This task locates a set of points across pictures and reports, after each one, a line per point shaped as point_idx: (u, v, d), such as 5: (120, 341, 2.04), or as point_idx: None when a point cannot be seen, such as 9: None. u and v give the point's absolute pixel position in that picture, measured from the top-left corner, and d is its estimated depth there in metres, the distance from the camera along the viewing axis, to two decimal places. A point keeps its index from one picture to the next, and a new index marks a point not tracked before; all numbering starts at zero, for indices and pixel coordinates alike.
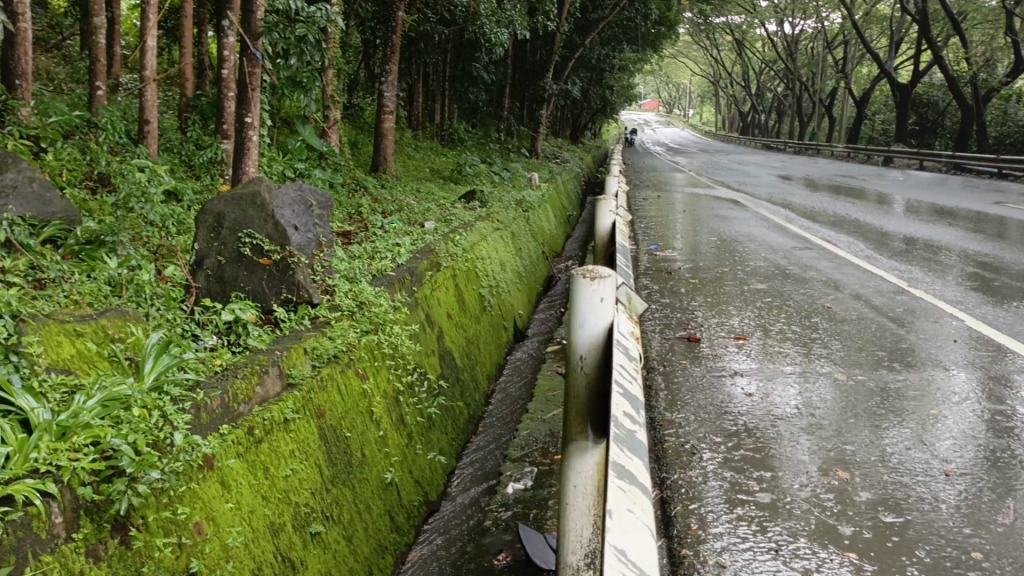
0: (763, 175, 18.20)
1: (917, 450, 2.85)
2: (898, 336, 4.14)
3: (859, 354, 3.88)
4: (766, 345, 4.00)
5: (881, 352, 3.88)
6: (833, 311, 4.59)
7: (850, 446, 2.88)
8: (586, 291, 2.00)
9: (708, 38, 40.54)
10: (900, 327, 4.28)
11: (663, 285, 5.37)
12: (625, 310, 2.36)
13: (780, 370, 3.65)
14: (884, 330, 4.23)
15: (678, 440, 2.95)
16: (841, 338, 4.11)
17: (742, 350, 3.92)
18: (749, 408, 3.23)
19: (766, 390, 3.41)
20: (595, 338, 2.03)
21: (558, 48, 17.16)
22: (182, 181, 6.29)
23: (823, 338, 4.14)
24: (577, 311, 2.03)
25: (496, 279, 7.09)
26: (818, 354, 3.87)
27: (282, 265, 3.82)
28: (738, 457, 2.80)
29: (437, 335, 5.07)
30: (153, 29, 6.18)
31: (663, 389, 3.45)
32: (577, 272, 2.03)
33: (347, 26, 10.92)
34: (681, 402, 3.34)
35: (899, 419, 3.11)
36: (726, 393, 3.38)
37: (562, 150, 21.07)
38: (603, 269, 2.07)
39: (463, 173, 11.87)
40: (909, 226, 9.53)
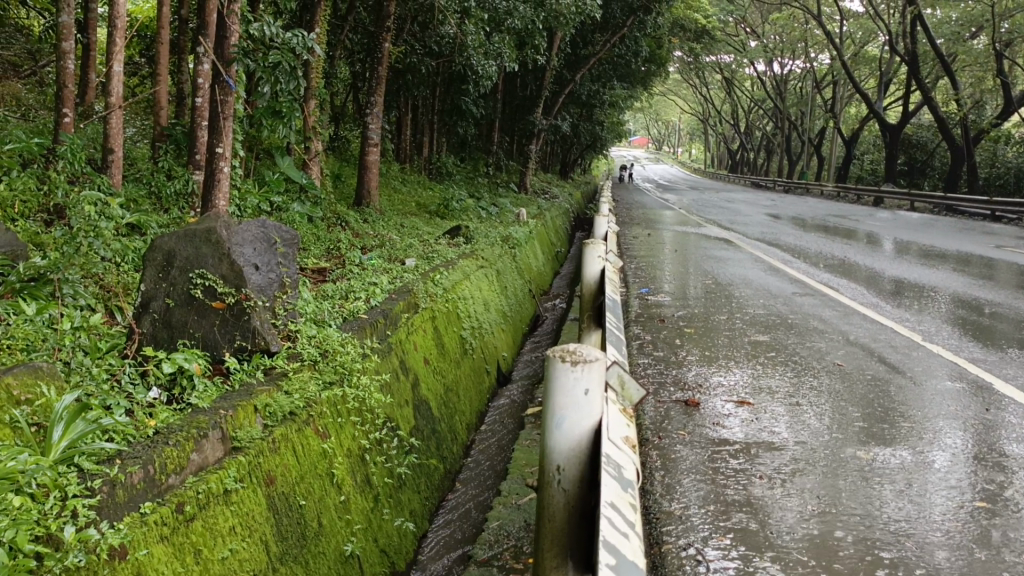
0: (754, 214, 18.01)
1: (974, 561, 2.39)
2: (918, 402, 3.78)
3: (878, 422, 3.52)
4: (771, 411, 3.65)
5: (903, 423, 3.51)
6: (844, 370, 4.26)
7: (886, 553, 2.42)
8: (565, 379, 1.94)
9: (698, 77, 40.82)
10: (918, 391, 3.93)
11: (656, 334, 5.04)
12: (618, 403, 2.26)
13: (790, 441, 3.29)
14: (901, 394, 3.89)
15: (679, 541, 2.51)
16: (855, 402, 3.77)
17: (746, 417, 3.56)
18: (759, 492, 2.83)
19: (778, 467, 3.03)
20: (578, 437, 1.97)
21: (548, 83, 17.02)
22: (146, 212, 5.92)
23: (833, 401, 3.79)
24: (556, 405, 1.97)
25: (480, 320, 6.76)
26: (831, 422, 3.51)
27: (236, 309, 3.45)
28: (751, 566, 2.35)
29: (413, 384, 4.72)
30: (120, 54, 5.90)
31: (659, 468, 3.06)
32: (555, 356, 1.95)
33: (332, 56, 10.68)
34: (681, 484, 2.94)
35: (945, 516, 2.67)
36: (729, 472, 2.99)
37: (552, 186, 20.88)
38: (587, 350, 1.99)
39: (450, 208, 11.58)
40: (906, 268, 9.31)
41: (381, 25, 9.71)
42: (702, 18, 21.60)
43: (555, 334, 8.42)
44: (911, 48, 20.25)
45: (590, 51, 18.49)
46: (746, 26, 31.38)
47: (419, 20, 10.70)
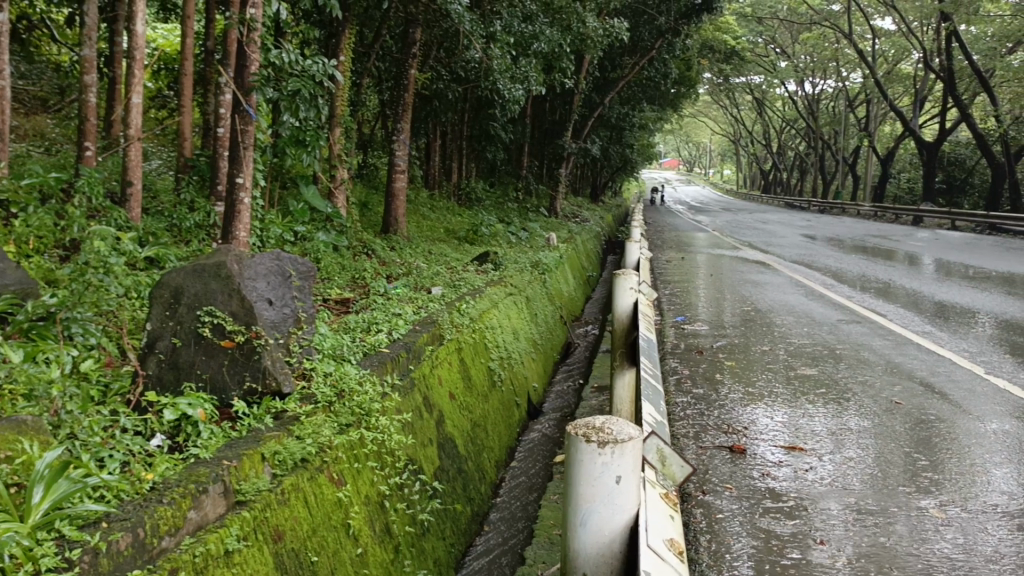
0: (790, 234, 17.62)
1: None
2: (990, 446, 3.43)
3: (947, 473, 3.18)
4: (826, 458, 3.34)
5: (977, 473, 3.16)
6: (903, 410, 3.92)
7: None
8: (592, 464, 1.82)
9: (729, 98, 40.48)
10: (990, 433, 3.58)
11: (694, 368, 4.76)
12: (654, 489, 2.10)
13: (851, 497, 2.98)
14: (971, 438, 3.54)
15: None
16: (920, 448, 3.44)
17: (799, 467, 3.26)
18: (817, 559, 2.53)
19: (840, 530, 2.71)
20: (608, 534, 1.85)
21: (576, 106, 16.87)
22: (165, 245, 5.80)
23: (894, 446, 3.47)
24: (583, 496, 1.85)
25: (509, 350, 6.52)
26: (895, 473, 3.18)
27: (247, 348, 3.25)
28: None
29: (437, 422, 4.49)
30: (139, 85, 5.80)
31: (703, 529, 2.77)
32: (579, 435, 1.84)
33: (358, 84, 10.60)
34: (729, 547, 2.65)
35: None
36: (783, 536, 2.69)
37: (582, 209, 20.65)
38: (616, 427, 1.87)
39: (479, 234, 11.41)
40: (953, 289, 8.93)
41: (407, 52, 9.61)
42: (731, 38, 21.38)
43: (588, 362, 8.16)
44: (948, 63, 19.82)
45: (619, 74, 18.35)
46: (777, 46, 31.09)
47: (444, 46, 10.61)
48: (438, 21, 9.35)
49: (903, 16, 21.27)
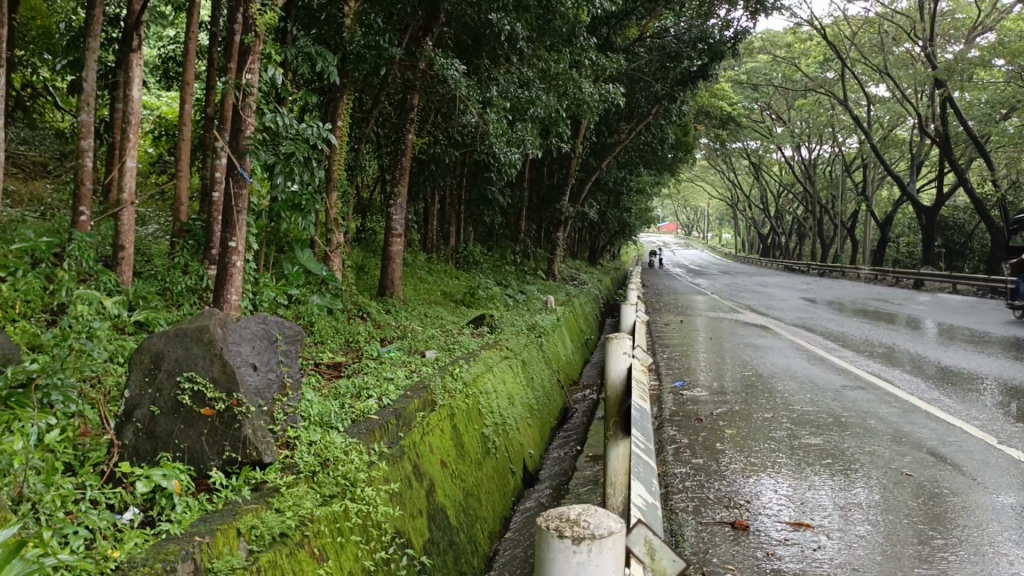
0: (789, 298, 17.61)
1: None
2: (1007, 524, 3.27)
3: (964, 553, 3.02)
4: (834, 536, 3.19)
5: (995, 554, 3.00)
6: (913, 482, 3.77)
7: None
8: (567, 566, 1.56)
9: (726, 163, 41.04)
10: (1005, 509, 3.43)
11: (694, 437, 4.62)
12: None
13: None
14: (987, 514, 3.38)
15: None
16: (933, 525, 3.28)
17: (806, 546, 3.10)
18: None
19: None
20: None
21: (574, 171, 17.04)
22: (155, 309, 5.73)
23: (906, 523, 3.31)
24: None
25: (504, 416, 6.37)
26: (909, 554, 3.01)
27: (227, 415, 3.13)
28: None
29: (427, 491, 4.34)
30: (133, 150, 5.81)
31: None
32: (551, 530, 1.57)
33: (356, 149, 10.69)
34: None
35: None
36: None
37: (581, 272, 20.64)
38: (594, 519, 1.61)
39: (477, 296, 11.35)
40: (955, 353, 8.83)
41: (405, 118, 9.72)
42: (726, 105, 21.75)
43: (585, 427, 7.99)
44: (941, 129, 20.10)
45: (615, 139, 18.59)
46: (771, 112, 31.62)
47: (442, 112, 10.74)
48: (437, 87, 9.46)
49: (895, 84, 21.71)
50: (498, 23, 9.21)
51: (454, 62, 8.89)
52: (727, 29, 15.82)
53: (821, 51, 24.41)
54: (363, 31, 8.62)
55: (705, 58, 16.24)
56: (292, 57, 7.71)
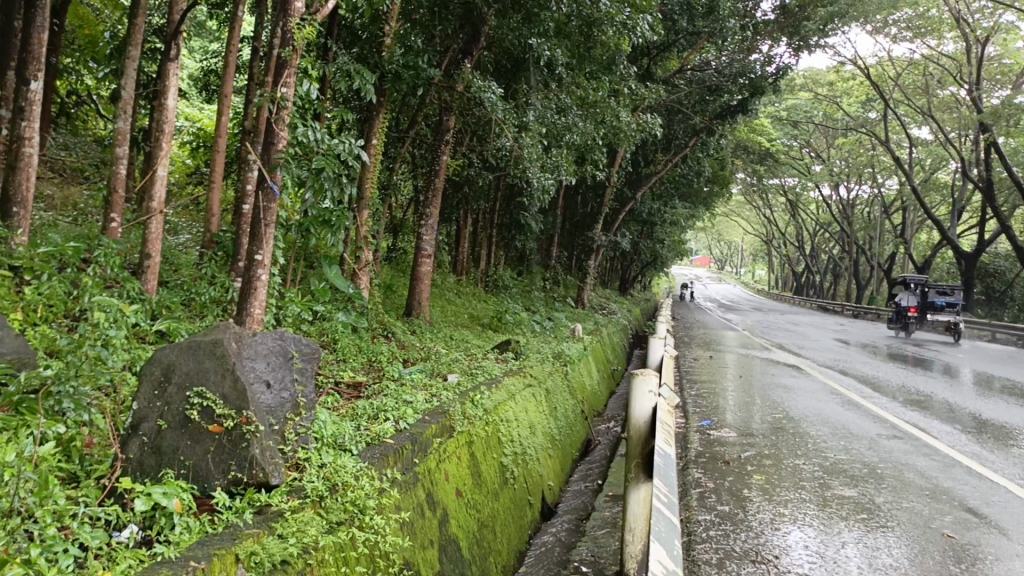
0: (823, 338, 17.24)
1: None
2: None
3: None
4: None
5: None
6: (956, 545, 3.55)
7: None
8: None
9: (763, 199, 40.68)
10: None
11: (720, 482, 4.43)
12: None
13: None
14: None
15: None
16: None
17: None
18: None
19: None
20: None
21: (608, 200, 16.95)
22: (178, 319, 5.68)
23: None
24: None
25: (524, 446, 6.20)
26: None
27: (234, 434, 3.02)
28: None
29: (439, 521, 4.19)
30: (165, 158, 5.81)
31: None
32: None
33: (390, 168, 10.70)
34: None
35: None
36: None
37: (610, 302, 20.44)
38: None
39: (504, 321, 11.23)
40: (994, 404, 8.53)
41: (440, 139, 9.72)
42: (765, 140, 21.56)
43: (607, 461, 7.79)
44: (986, 174, 19.71)
45: (651, 170, 18.48)
46: (811, 150, 31.31)
47: (478, 135, 10.73)
48: (473, 110, 9.45)
49: (938, 126, 21.38)
50: (538, 48, 9.20)
51: (492, 84, 8.87)
52: (768, 64, 15.68)
53: (863, 90, 24.17)
54: (403, 51, 8.65)
55: (745, 92, 16.12)
56: (332, 74, 7.74)
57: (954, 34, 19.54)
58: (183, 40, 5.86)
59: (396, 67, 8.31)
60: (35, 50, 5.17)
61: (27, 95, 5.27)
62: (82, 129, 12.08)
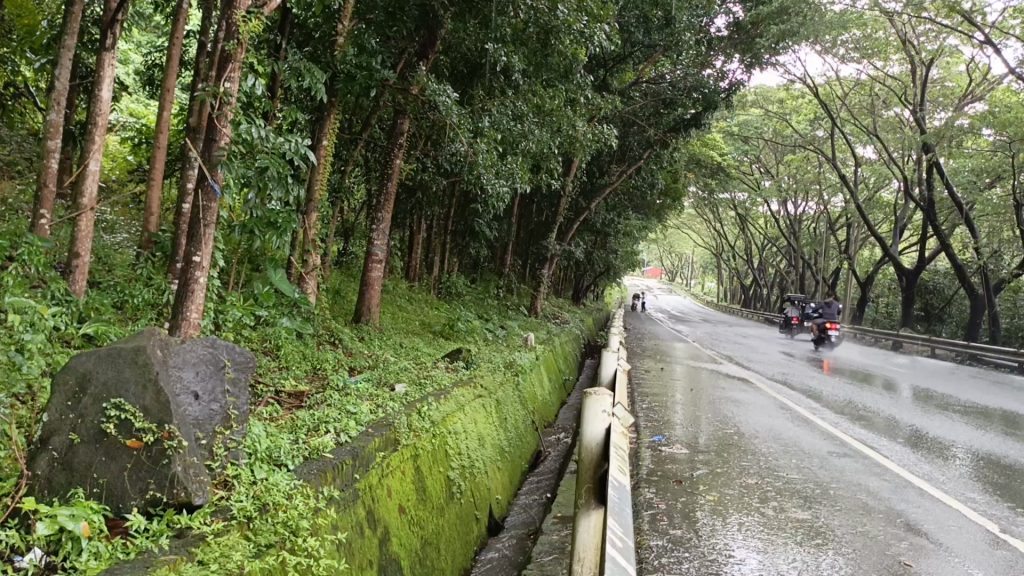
0: (771, 351, 17.43)
1: None
2: None
3: None
4: None
5: None
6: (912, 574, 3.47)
7: None
8: None
9: (714, 213, 41.21)
10: None
11: (673, 503, 4.32)
12: None
13: None
14: None
15: None
16: None
17: None
18: None
19: None
20: None
21: (562, 209, 16.88)
22: (108, 323, 5.37)
23: None
24: None
25: (472, 459, 6.01)
26: None
27: (155, 450, 2.79)
28: None
29: (380, 540, 3.99)
30: (99, 152, 5.49)
31: None
32: None
33: (340, 170, 10.44)
34: None
35: None
36: None
37: (563, 311, 20.39)
38: None
39: (455, 328, 11.05)
40: (938, 420, 8.62)
41: (393, 143, 9.51)
42: (717, 155, 21.78)
43: (557, 473, 7.64)
44: (929, 193, 20.17)
45: (606, 180, 18.49)
46: (761, 166, 31.76)
47: (432, 140, 10.54)
48: (427, 114, 9.26)
49: (884, 146, 21.85)
50: (494, 53, 9.05)
51: (447, 88, 8.68)
52: (722, 79, 15.80)
53: (812, 109, 24.63)
54: (355, 52, 8.41)
55: (699, 107, 16.21)
56: (281, 72, 7.48)
57: (900, 57, 19.99)
58: (120, 28, 5.54)
59: (347, 67, 8.07)
60: None
61: None
62: (16, 121, 11.53)
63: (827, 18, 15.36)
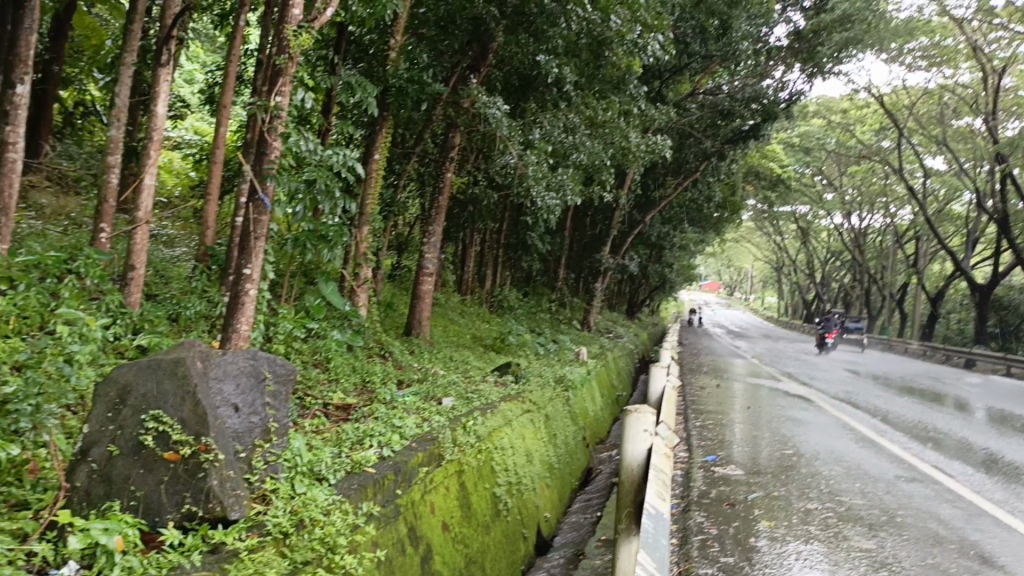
0: (834, 368, 16.90)
1: None
2: None
3: None
4: None
5: None
6: None
7: None
8: None
9: (774, 226, 40.39)
10: None
11: (726, 529, 4.14)
12: None
13: None
14: None
15: None
16: None
17: None
18: None
19: None
20: None
21: (616, 223, 16.69)
22: (162, 335, 5.44)
23: None
24: None
25: (519, 475, 5.92)
26: None
27: (192, 462, 2.77)
28: None
29: (422, 558, 3.92)
30: (153, 167, 5.58)
31: None
32: None
33: (392, 183, 10.50)
34: None
35: None
36: None
37: (617, 326, 20.14)
38: None
39: (507, 342, 10.98)
40: (1014, 442, 8.19)
41: (444, 156, 9.51)
42: (776, 167, 21.29)
43: (607, 491, 7.48)
44: (1002, 205, 19.37)
45: (661, 193, 18.25)
46: (823, 178, 31.01)
47: (483, 153, 10.52)
48: (478, 127, 9.25)
49: (954, 157, 21.08)
50: (545, 65, 9.00)
51: (497, 100, 8.66)
52: (781, 90, 15.47)
53: (876, 120, 23.96)
54: (407, 66, 8.45)
55: (758, 117, 15.87)
56: (334, 87, 7.54)
57: (970, 64, 19.28)
58: (175, 45, 5.64)
59: (399, 81, 8.11)
60: (24, 52, 4.76)
61: (13, 99, 4.78)
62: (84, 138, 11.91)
63: (892, 25, 14.92)
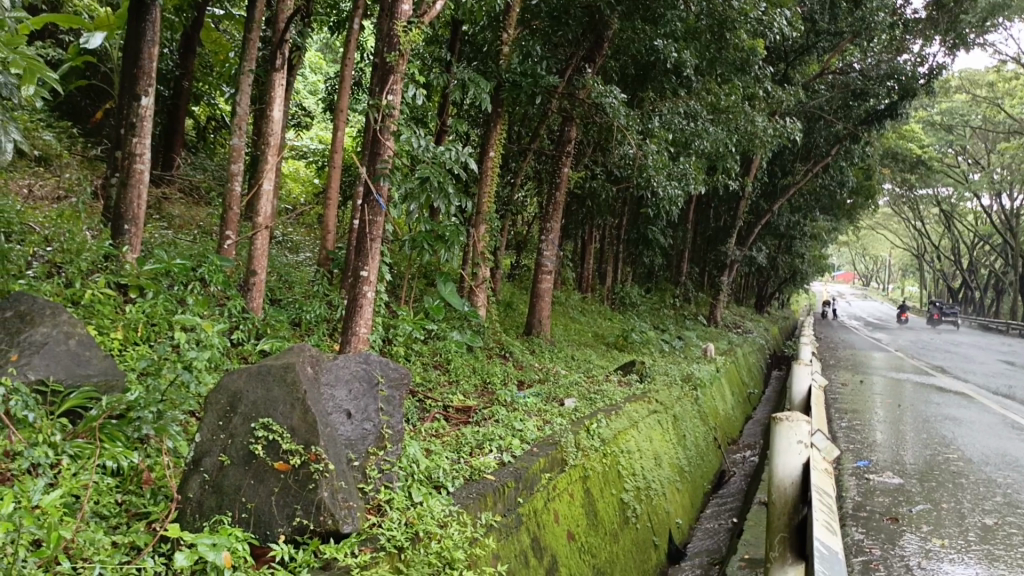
0: (992, 361, 15.50)
1: None
2: None
3: None
4: None
5: None
6: None
7: None
8: None
9: (914, 211, 37.73)
10: None
11: (890, 549, 3.69)
12: None
13: None
14: None
15: None
16: None
17: None
18: None
19: None
20: None
21: (742, 213, 15.93)
22: (283, 339, 5.47)
23: None
24: None
25: (648, 479, 5.60)
26: None
27: (302, 473, 2.64)
28: None
29: (546, 570, 3.69)
30: (271, 172, 5.64)
31: None
32: None
33: (508, 180, 10.34)
34: None
35: None
36: None
37: (745, 321, 19.27)
38: None
39: (629, 340, 10.62)
40: None
41: (561, 150, 9.27)
42: (916, 147, 19.73)
43: (744, 496, 7.00)
44: None
45: (789, 180, 17.29)
46: (968, 156, 28.62)
47: (601, 146, 10.20)
48: (594, 119, 8.94)
49: None
50: (663, 50, 8.55)
51: (613, 89, 8.31)
52: (921, 64, 14.27)
53: None
54: (520, 59, 8.26)
55: (895, 95, 14.71)
56: (446, 85, 7.44)
57: None
58: (288, 48, 5.66)
59: (513, 76, 7.86)
60: (147, 64, 4.88)
61: (137, 111, 4.91)
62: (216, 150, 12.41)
63: None
